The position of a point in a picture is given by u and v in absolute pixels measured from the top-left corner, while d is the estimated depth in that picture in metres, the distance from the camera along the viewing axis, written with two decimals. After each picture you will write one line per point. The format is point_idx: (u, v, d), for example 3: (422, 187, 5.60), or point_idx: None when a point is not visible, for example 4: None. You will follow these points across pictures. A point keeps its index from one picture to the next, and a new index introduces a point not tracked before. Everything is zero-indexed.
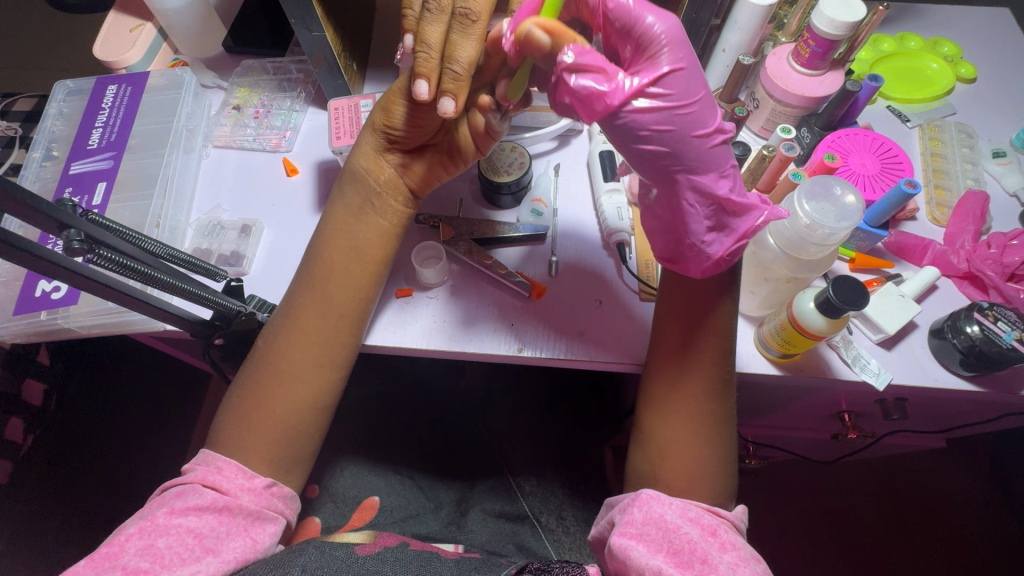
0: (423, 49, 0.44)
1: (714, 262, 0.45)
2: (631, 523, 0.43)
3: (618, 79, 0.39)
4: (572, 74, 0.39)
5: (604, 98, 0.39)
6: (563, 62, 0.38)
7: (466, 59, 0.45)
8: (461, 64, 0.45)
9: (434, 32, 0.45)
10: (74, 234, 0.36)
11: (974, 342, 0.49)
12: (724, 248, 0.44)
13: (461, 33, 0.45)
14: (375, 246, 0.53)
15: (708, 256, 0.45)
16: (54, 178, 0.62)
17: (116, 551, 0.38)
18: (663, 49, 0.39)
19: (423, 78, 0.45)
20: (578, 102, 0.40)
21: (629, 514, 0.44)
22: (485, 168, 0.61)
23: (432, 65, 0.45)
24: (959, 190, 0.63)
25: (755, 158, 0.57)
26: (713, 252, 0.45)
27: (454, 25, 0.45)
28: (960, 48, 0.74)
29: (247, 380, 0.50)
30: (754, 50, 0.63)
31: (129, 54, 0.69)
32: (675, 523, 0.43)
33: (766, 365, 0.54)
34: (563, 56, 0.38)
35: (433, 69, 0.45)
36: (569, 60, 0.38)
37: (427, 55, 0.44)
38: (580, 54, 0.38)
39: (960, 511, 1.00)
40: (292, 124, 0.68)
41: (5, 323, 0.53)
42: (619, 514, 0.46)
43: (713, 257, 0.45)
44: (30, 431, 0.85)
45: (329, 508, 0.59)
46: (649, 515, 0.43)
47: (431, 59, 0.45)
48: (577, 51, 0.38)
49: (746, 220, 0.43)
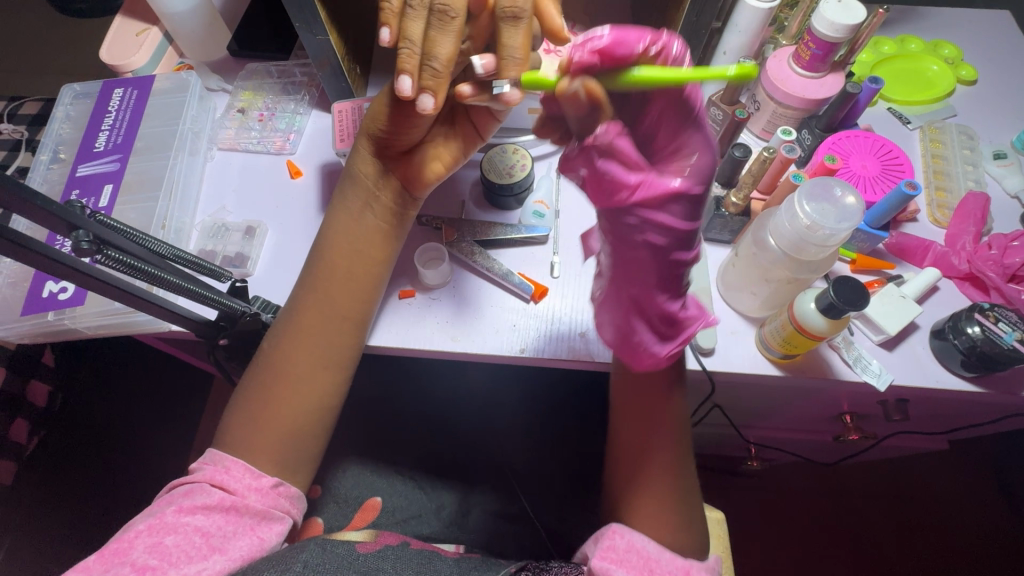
0: (406, 45, 0.46)
1: (656, 364, 0.46)
2: (613, 549, 0.44)
3: (643, 173, 0.37)
4: (597, 154, 0.37)
5: (620, 188, 0.37)
6: (604, 139, 0.36)
7: (445, 56, 0.46)
8: (440, 61, 0.46)
9: (416, 29, 0.46)
10: (83, 235, 0.36)
11: (975, 342, 0.49)
12: (665, 353, 0.46)
13: (440, 29, 0.45)
14: (376, 248, 0.53)
15: (653, 358, 0.46)
16: (61, 180, 0.62)
17: (124, 548, 0.38)
18: (693, 162, 0.37)
19: (406, 74, 0.46)
20: (591, 177, 0.38)
21: (609, 540, 0.45)
22: (487, 170, 0.62)
23: (414, 61, 0.46)
24: (960, 191, 0.63)
25: (756, 160, 0.54)
26: (657, 355, 0.46)
27: (433, 19, 0.45)
28: (960, 51, 0.74)
29: (252, 380, 0.50)
30: (754, 52, 0.64)
31: (135, 57, 0.70)
32: (652, 553, 0.44)
33: (768, 366, 0.54)
34: (598, 132, 0.37)
35: (414, 65, 0.46)
36: (605, 137, 0.36)
37: (410, 52, 0.46)
38: (615, 136, 0.36)
39: (964, 513, 1.00)
40: (295, 126, 0.68)
41: (12, 323, 0.53)
42: (593, 544, 0.46)
43: (656, 359, 0.46)
44: (34, 433, 0.88)
45: (332, 509, 0.60)
46: (631, 544, 0.45)
47: (414, 55, 0.46)
48: (612, 133, 0.36)
49: (691, 331, 0.45)
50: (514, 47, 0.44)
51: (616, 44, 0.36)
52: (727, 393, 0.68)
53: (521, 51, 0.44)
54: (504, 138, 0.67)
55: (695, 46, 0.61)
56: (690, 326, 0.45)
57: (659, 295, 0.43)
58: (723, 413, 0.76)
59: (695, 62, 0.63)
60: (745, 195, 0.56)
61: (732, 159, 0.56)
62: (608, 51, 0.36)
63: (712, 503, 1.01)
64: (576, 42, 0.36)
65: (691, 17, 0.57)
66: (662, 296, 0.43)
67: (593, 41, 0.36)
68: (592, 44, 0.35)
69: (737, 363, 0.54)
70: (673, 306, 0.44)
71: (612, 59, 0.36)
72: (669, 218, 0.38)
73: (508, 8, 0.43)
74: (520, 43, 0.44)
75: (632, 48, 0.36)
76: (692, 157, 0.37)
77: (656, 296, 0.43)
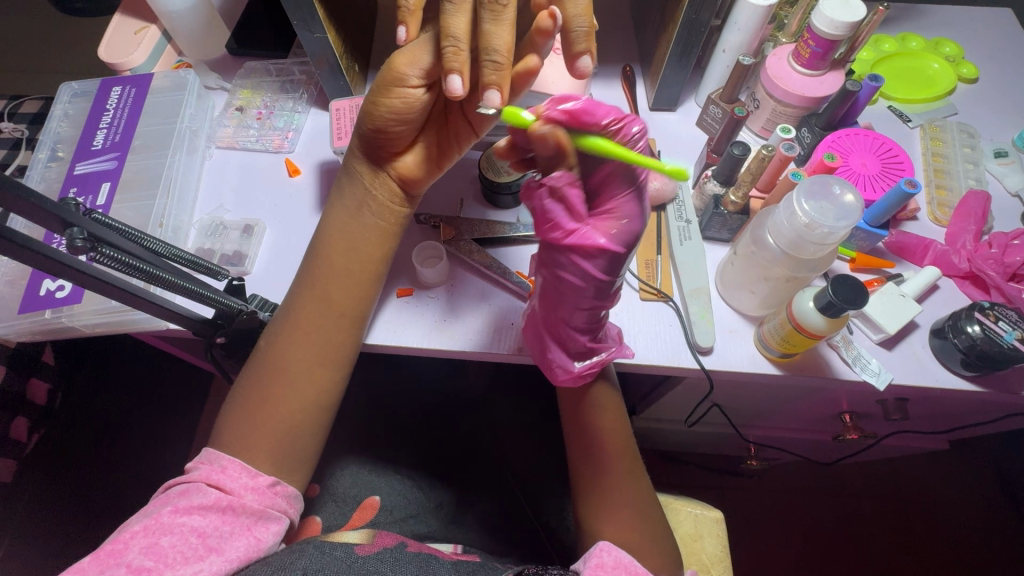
0: (450, 43, 0.42)
1: (567, 379, 0.51)
2: (601, 565, 0.45)
3: (580, 222, 0.41)
4: (546, 192, 0.41)
5: (555, 228, 0.41)
6: (552, 184, 0.40)
7: (503, 46, 0.42)
8: (500, 53, 0.42)
9: (459, 24, 0.43)
10: (77, 232, 0.36)
11: (974, 342, 0.49)
12: (579, 373, 0.51)
13: (493, 20, 0.42)
14: (372, 245, 0.53)
15: (565, 373, 0.51)
16: (59, 178, 0.62)
17: (120, 549, 0.38)
18: (619, 222, 0.41)
19: (455, 73, 0.42)
20: (536, 209, 0.42)
21: (597, 558, 0.46)
22: (486, 168, 0.61)
23: (463, 59, 0.43)
24: (961, 189, 0.63)
25: (754, 157, 0.53)
26: (568, 372, 0.51)
27: (485, 10, 0.42)
28: (961, 49, 0.74)
29: (250, 379, 0.50)
30: (754, 50, 0.63)
31: (134, 55, 0.70)
32: (638, 567, 0.46)
33: (766, 365, 0.53)
34: (554, 175, 0.40)
35: (463, 61, 0.43)
36: (557, 182, 0.40)
37: (455, 49, 0.42)
38: (565, 184, 0.40)
39: (966, 514, 1.00)
40: (294, 125, 0.68)
41: (10, 322, 0.53)
42: (583, 563, 0.47)
43: (566, 375, 0.51)
44: (34, 430, 0.85)
45: (330, 509, 0.59)
46: (618, 560, 0.46)
47: (460, 52, 0.43)
48: (564, 180, 0.40)
49: (603, 360, 0.51)
50: (579, 15, 0.44)
51: (586, 112, 0.38)
52: (726, 392, 0.67)
53: (586, 19, 0.44)
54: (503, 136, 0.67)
55: (694, 43, 0.60)
56: (603, 354, 0.51)
57: (578, 327, 0.48)
58: (722, 412, 0.76)
59: (694, 60, 0.63)
60: (743, 193, 0.56)
61: (730, 157, 0.55)
62: (575, 115, 0.38)
63: (710, 502, 1.01)
64: (558, 95, 0.38)
65: (691, 14, 0.57)
66: (583, 328, 0.48)
67: (566, 103, 0.38)
68: (564, 106, 0.37)
69: (736, 362, 0.54)
70: (589, 336, 0.49)
71: (578, 122, 0.38)
72: (592, 263, 0.42)
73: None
74: (583, 9, 0.44)
75: (598, 120, 0.38)
76: (620, 218, 0.41)
77: (575, 328, 0.48)
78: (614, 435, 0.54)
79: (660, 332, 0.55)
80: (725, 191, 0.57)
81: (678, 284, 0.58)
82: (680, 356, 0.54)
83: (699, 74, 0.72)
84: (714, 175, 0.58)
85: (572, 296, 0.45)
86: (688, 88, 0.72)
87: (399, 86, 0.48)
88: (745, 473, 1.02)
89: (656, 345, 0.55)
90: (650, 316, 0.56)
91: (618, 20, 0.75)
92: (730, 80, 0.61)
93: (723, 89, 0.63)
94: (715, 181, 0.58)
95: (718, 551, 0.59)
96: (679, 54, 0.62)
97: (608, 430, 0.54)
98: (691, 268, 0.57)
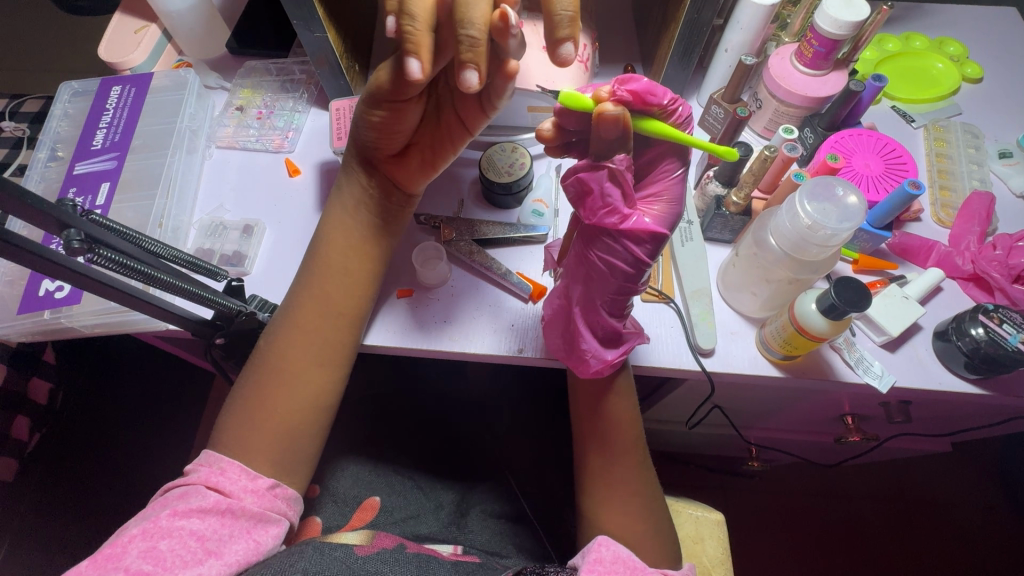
0: (408, 22, 0.40)
1: (599, 369, 0.49)
2: (601, 561, 0.45)
3: (631, 207, 0.42)
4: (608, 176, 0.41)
5: (612, 212, 0.42)
6: (616, 167, 0.40)
7: (479, 19, 0.38)
8: (477, 27, 0.38)
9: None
10: (74, 234, 0.36)
11: (979, 344, 0.49)
12: (610, 360, 0.49)
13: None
14: (371, 246, 0.53)
15: (597, 362, 0.49)
16: (58, 178, 0.62)
17: (118, 553, 0.38)
18: (666, 202, 0.43)
19: (412, 55, 0.40)
20: (592, 193, 0.42)
21: (597, 553, 0.45)
22: (486, 169, 0.61)
23: (421, 39, 0.40)
24: (965, 190, 0.63)
25: (755, 159, 0.53)
26: (600, 361, 0.49)
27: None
28: (965, 48, 0.73)
29: (249, 380, 0.50)
30: (757, 50, 0.63)
31: (134, 55, 0.69)
32: (636, 561, 0.46)
33: (768, 367, 0.53)
34: (615, 158, 0.40)
35: (421, 43, 0.40)
36: (619, 165, 0.40)
37: (414, 28, 0.40)
38: (626, 168, 0.40)
39: (968, 516, 0.99)
40: (294, 125, 0.68)
41: (9, 322, 0.53)
42: (581, 558, 0.47)
43: (598, 365, 0.49)
44: (36, 430, 0.86)
45: (331, 509, 0.58)
46: (617, 554, 0.46)
47: (419, 33, 0.40)
48: (626, 164, 0.40)
49: (632, 345, 0.50)
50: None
51: (649, 92, 0.40)
52: (727, 394, 0.67)
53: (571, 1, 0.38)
54: (504, 136, 0.67)
55: (696, 42, 0.60)
56: (630, 340, 0.50)
57: (610, 312, 0.47)
58: (723, 413, 0.75)
59: (696, 60, 0.63)
60: (745, 194, 0.55)
61: (731, 158, 0.54)
62: (642, 95, 0.40)
63: (711, 503, 1.01)
64: (625, 76, 0.40)
65: (693, 14, 0.56)
66: (613, 312, 0.47)
67: (632, 84, 0.40)
68: (633, 87, 0.39)
69: (737, 364, 0.53)
70: (619, 321, 0.49)
71: (642, 103, 0.40)
72: (643, 250, 0.43)
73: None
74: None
75: (659, 101, 0.40)
76: (668, 200, 0.43)
77: (606, 312, 0.47)
78: (624, 419, 0.53)
79: (662, 334, 0.55)
80: (727, 192, 0.57)
81: (679, 286, 0.57)
82: (681, 358, 0.53)
83: (701, 74, 0.72)
84: (715, 176, 0.58)
85: (607, 279, 0.45)
86: (690, 88, 0.71)
87: (376, 96, 0.47)
88: (746, 474, 1.01)
89: (657, 346, 0.54)
90: (651, 317, 0.56)
91: (620, 19, 0.74)
92: (732, 82, 0.60)
93: (726, 90, 0.61)
94: (716, 182, 0.58)
95: (720, 553, 0.59)
96: (681, 53, 0.61)
97: (620, 414, 0.53)
98: (693, 269, 0.57)
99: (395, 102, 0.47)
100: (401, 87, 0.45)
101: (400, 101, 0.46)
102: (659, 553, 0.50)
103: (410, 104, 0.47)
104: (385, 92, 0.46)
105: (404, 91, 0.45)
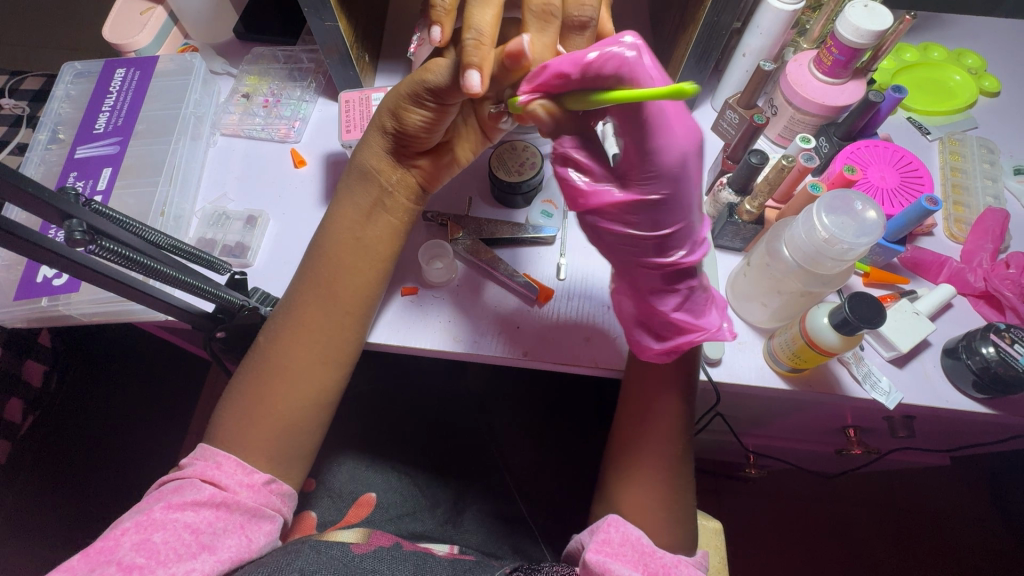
0: (473, 35, 0.41)
1: (655, 353, 0.50)
2: (607, 542, 0.45)
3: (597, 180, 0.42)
4: (558, 161, 0.42)
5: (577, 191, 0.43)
6: (560, 149, 0.41)
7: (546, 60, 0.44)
8: None
9: (483, 19, 0.42)
10: (76, 225, 0.35)
11: (990, 363, 0.48)
12: (661, 350, 0.49)
13: (538, 29, 0.43)
14: (383, 245, 0.52)
15: (649, 346, 0.50)
16: (59, 162, 0.61)
17: (111, 545, 0.37)
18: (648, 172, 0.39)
19: (475, 67, 0.41)
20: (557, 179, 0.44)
21: (605, 533, 0.46)
22: (496, 168, 0.60)
23: (483, 53, 0.41)
24: (978, 207, 0.62)
25: (772, 167, 0.51)
26: (651, 344, 0.50)
27: (532, 19, 0.43)
28: (984, 61, 0.72)
29: (247, 375, 0.49)
30: (774, 56, 0.62)
31: (138, 37, 0.68)
32: (647, 545, 0.46)
33: (775, 379, 0.53)
34: (560, 141, 0.42)
35: (482, 57, 0.41)
36: (562, 147, 0.42)
37: (477, 42, 0.41)
38: (570, 150, 0.42)
39: (963, 529, 1.00)
40: (301, 114, 0.67)
41: (6, 308, 0.53)
42: (589, 535, 0.47)
43: (650, 350, 0.50)
44: (29, 412, 0.86)
45: (327, 503, 0.58)
46: (626, 536, 0.46)
47: (482, 47, 0.41)
48: (569, 145, 0.41)
49: (694, 340, 0.48)
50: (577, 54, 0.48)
51: (555, 75, 0.37)
52: (729, 402, 0.66)
53: None
54: (515, 134, 0.65)
55: (714, 47, 0.59)
56: (694, 334, 0.48)
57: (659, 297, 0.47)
58: (725, 421, 0.74)
59: (713, 63, 0.62)
60: (759, 204, 0.54)
61: (746, 166, 0.53)
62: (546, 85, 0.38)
63: (705, 507, 1.01)
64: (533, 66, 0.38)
65: (712, 16, 0.55)
66: (665, 295, 0.47)
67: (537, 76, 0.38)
68: (536, 81, 0.38)
69: (743, 375, 0.53)
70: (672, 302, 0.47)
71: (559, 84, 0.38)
72: (633, 224, 0.43)
73: (578, 20, 0.45)
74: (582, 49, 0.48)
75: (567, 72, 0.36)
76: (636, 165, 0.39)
77: (650, 294, 0.47)
78: (665, 423, 0.51)
79: None
80: (740, 200, 0.56)
81: None
82: None
83: (717, 78, 0.71)
84: (728, 184, 0.57)
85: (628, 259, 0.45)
86: (704, 92, 0.70)
87: (421, 93, 0.46)
88: (742, 479, 1.01)
89: None
90: None
91: (635, 17, 0.73)
92: (750, 86, 0.59)
93: (742, 95, 0.61)
94: (729, 189, 0.57)
95: (717, 562, 0.57)
96: (698, 55, 0.60)
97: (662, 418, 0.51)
98: None
99: (439, 102, 0.46)
100: (451, 91, 0.44)
101: (444, 101, 0.46)
102: (676, 536, 0.48)
103: (452, 105, 0.47)
104: (431, 93, 0.45)
105: (453, 94, 0.45)
